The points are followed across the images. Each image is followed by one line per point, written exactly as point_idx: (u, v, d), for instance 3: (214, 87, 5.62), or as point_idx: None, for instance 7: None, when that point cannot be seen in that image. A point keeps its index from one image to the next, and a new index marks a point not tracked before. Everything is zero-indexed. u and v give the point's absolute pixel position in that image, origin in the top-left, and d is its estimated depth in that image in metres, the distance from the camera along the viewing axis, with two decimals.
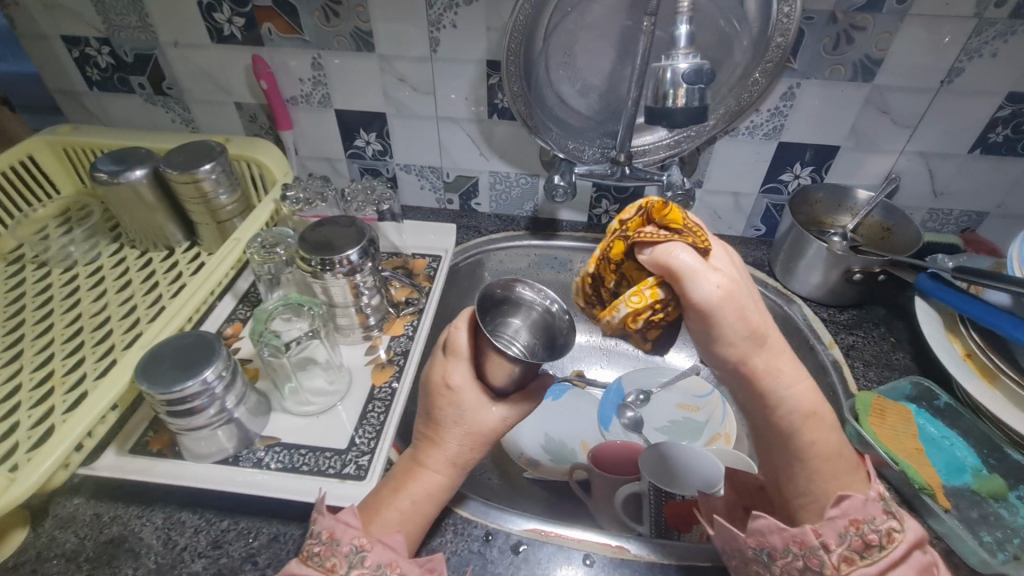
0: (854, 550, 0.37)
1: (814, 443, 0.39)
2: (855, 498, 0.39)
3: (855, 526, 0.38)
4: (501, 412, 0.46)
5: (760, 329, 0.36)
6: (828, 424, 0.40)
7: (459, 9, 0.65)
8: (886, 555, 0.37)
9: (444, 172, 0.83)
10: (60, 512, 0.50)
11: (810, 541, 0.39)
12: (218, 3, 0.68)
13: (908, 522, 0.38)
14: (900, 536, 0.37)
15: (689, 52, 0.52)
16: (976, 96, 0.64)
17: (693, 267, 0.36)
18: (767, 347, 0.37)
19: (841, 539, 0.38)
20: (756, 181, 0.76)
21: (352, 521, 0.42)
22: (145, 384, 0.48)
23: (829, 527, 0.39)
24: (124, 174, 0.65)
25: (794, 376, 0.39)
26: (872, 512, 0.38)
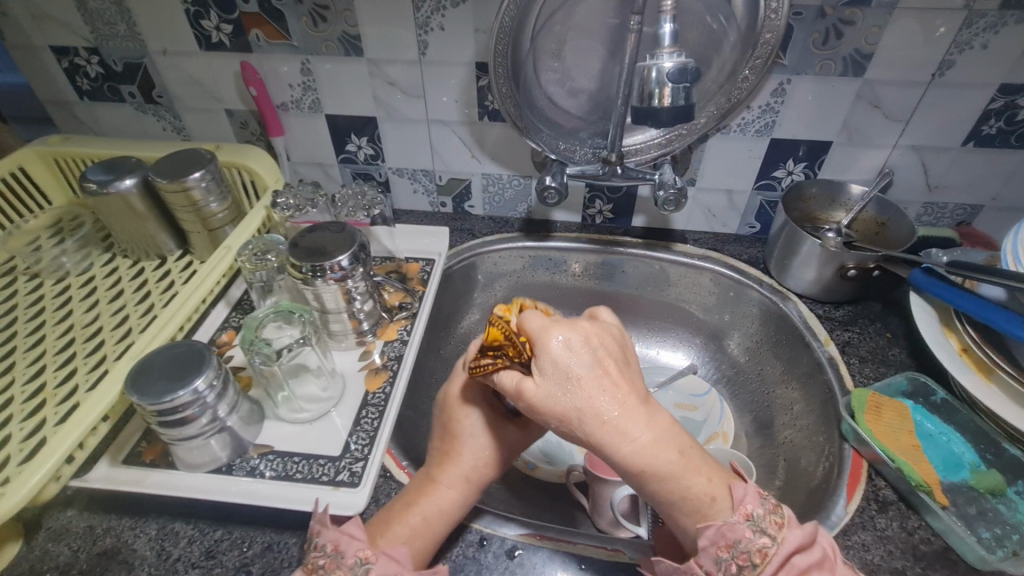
0: (733, 574, 0.39)
1: (659, 490, 0.41)
2: (714, 526, 0.40)
3: (726, 551, 0.40)
4: (513, 430, 0.52)
5: (563, 414, 0.39)
6: (670, 467, 0.40)
7: (447, 11, 0.65)
8: (761, 573, 0.38)
9: (436, 175, 0.82)
10: (53, 525, 0.50)
11: (695, 573, 0.41)
12: (205, 10, 0.68)
13: (786, 533, 0.39)
14: (772, 552, 0.39)
15: (672, 51, 0.52)
16: (968, 88, 0.63)
17: (509, 386, 0.42)
18: (589, 421, 0.39)
19: (718, 565, 0.40)
20: (749, 178, 0.75)
21: (356, 533, 0.43)
22: (135, 395, 0.47)
23: (705, 556, 0.40)
24: (113, 184, 0.65)
25: (617, 435, 0.39)
26: (739, 533, 0.40)
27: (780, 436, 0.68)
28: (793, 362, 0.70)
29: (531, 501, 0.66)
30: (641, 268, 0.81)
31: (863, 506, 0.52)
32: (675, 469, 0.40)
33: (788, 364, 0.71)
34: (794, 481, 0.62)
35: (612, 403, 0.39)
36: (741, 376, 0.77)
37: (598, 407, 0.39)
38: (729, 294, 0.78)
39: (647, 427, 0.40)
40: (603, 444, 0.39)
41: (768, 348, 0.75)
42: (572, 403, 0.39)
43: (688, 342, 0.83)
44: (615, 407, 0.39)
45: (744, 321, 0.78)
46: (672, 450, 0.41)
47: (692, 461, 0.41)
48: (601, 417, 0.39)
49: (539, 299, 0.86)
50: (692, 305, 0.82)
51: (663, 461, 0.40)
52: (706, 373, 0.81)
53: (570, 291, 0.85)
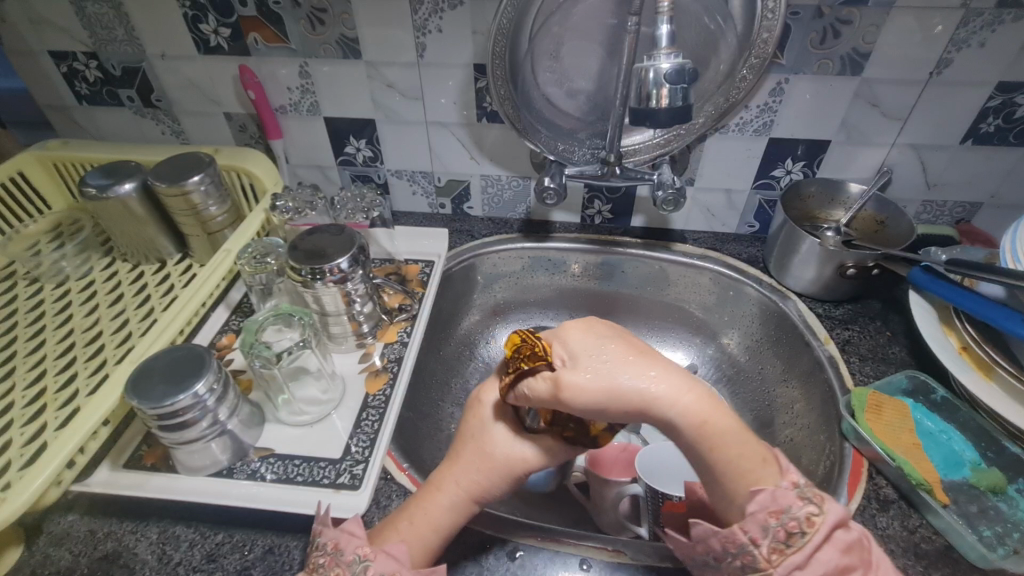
0: (780, 541, 0.38)
1: (717, 448, 0.39)
2: (766, 490, 0.38)
3: (775, 518, 0.38)
4: (530, 447, 0.46)
5: (609, 384, 0.39)
6: (725, 428, 0.39)
7: (445, 13, 0.65)
8: (808, 541, 0.37)
9: (435, 177, 0.82)
10: (54, 529, 0.50)
11: (738, 539, 0.39)
12: (204, 14, 0.68)
13: (828, 505, 0.38)
14: (820, 520, 0.37)
15: (670, 52, 0.52)
16: (965, 87, 0.63)
17: (546, 389, 0.41)
18: (634, 388, 0.39)
19: (765, 533, 0.38)
20: (748, 177, 0.75)
21: (356, 531, 0.44)
22: (135, 399, 0.47)
23: (751, 522, 0.38)
24: (112, 188, 0.65)
25: (667, 389, 0.39)
26: (790, 499, 0.38)
27: (781, 435, 0.68)
28: (793, 361, 0.70)
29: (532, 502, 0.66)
30: (640, 268, 0.81)
31: (864, 504, 0.52)
32: (731, 422, 0.40)
33: (788, 363, 0.71)
34: None
35: (648, 362, 0.41)
36: (741, 375, 0.77)
37: (640, 372, 0.40)
38: (729, 294, 0.78)
39: (693, 385, 0.40)
40: (657, 403, 0.39)
41: (768, 348, 0.75)
42: (610, 372, 0.40)
43: (688, 342, 0.83)
44: (651, 366, 0.40)
45: (744, 320, 0.78)
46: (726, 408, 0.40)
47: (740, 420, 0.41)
48: (646, 374, 0.40)
49: (539, 299, 0.86)
50: (692, 305, 0.82)
51: (721, 419, 0.39)
52: (707, 372, 0.81)
53: (570, 292, 0.85)
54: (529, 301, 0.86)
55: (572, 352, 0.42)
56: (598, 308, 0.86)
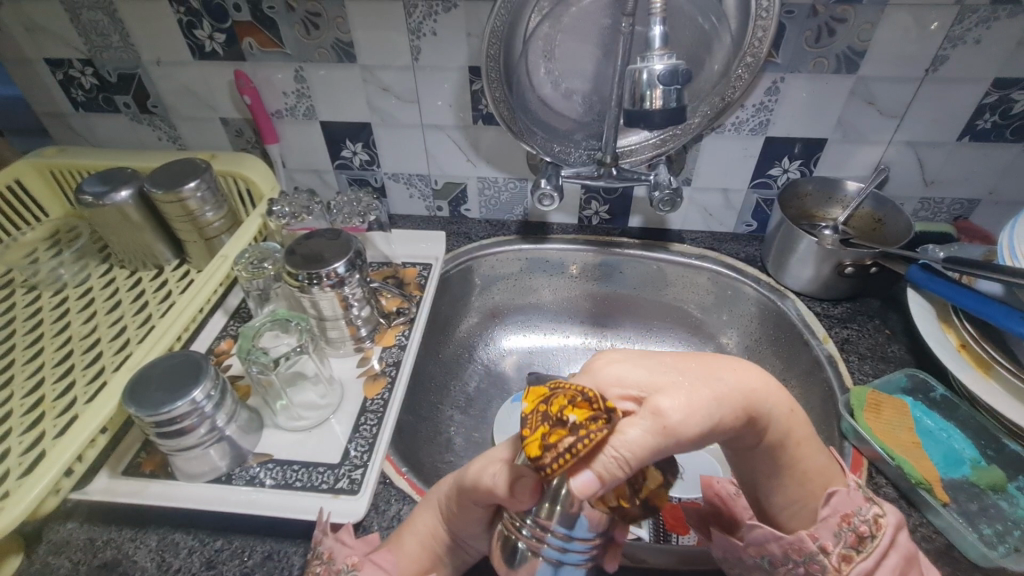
0: (850, 547, 0.39)
1: (799, 444, 0.38)
2: (841, 493, 0.40)
3: (847, 523, 0.40)
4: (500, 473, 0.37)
5: (710, 394, 0.33)
6: (804, 425, 0.39)
7: (439, 16, 0.65)
8: (878, 544, 0.39)
9: (432, 179, 0.82)
10: (53, 537, 0.50)
11: (808, 547, 0.39)
12: (198, 20, 0.68)
13: (886, 509, 0.42)
14: (885, 522, 0.40)
15: (664, 52, 0.52)
16: (961, 83, 0.63)
17: (649, 433, 0.30)
18: (732, 384, 0.34)
19: (837, 539, 0.39)
20: (745, 176, 0.75)
21: (347, 540, 0.46)
22: (133, 407, 0.47)
23: (823, 528, 0.40)
24: (108, 195, 0.65)
25: (751, 383, 0.35)
26: (858, 504, 0.40)
27: None
28: (793, 360, 0.70)
29: None
30: (638, 268, 0.81)
31: None
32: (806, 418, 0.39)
33: (787, 362, 0.71)
34: None
35: (721, 361, 0.36)
36: None
37: (726, 370, 0.35)
38: (727, 293, 0.78)
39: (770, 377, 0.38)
40: (757, 399, 0.35)
41: (767, 347, 0.75)
42: (699, 379, 0.33)
43: (687, 342, 0.83)
44: (725, 365, 0.36)
45: (743, 319, 0.78)
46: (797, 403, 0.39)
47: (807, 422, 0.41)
48: (735, 371, 0.35)
49: (537, 301, 0.86)
50: (690, 305, 0.82)
51: (800, 415, 0.38)
52: None
53: (569, 293, 0.85)
54: (527, 303, 0.86)
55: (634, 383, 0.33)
56: (597, 309, 0.86)
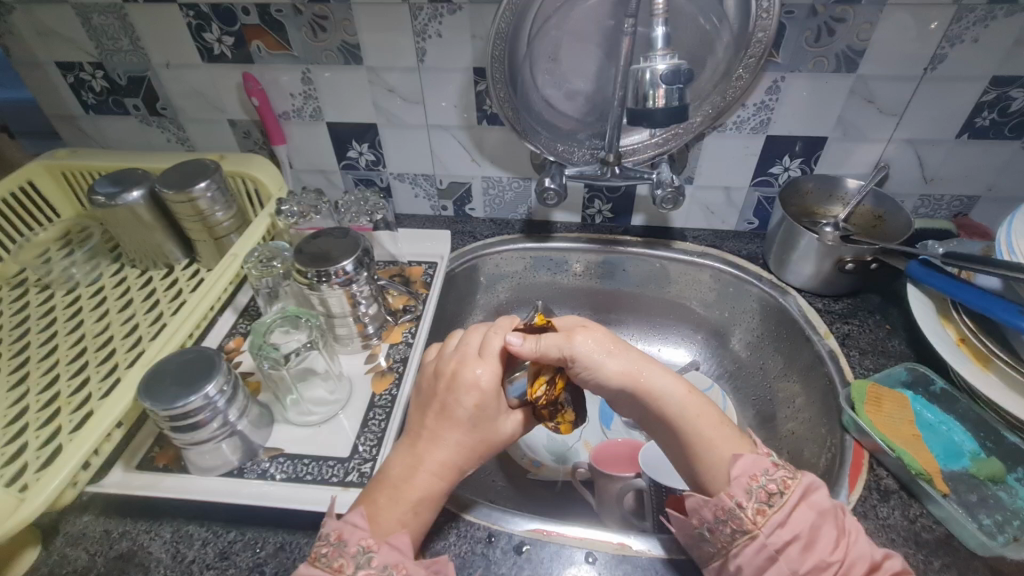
0: (762, 502, 0.42)
1: (699, 417, 0.46)
2: (748, 457, 0.44)
3: (756, 481, 0.43)
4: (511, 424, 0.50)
5: (607, 347, 0.48)
6: (702, 402, 0.48)
7: (444, 18, 0.66)
8: (787, 500, 0.42)
9: (437, 179, 0.83)
10: (70, 530, 0.51)
11: (727, 505, 0.43)
12: (207, 24, 0.70)
13: (801, 475, 0.43)
14: (793, 482, 0.43)
15: (666, 53, 0.53)
16: (960, 82, 0.64)
17: (558, 341, 0.48)
18: (628, 358, 0.49)
19: (750, 496, 0.43)
20: (746, 174, 0.76)
21: (358, 522, 0.43)
22: (148, 401, 0.49)
23: (737, 487, 0.43)
24: (120, 195, 0.66)
25: (651, 362, 0.49)
26: (766, 464, 0.44)
27: (783, 429, 0.69)
28: (794, 356, 0.71)
29: (537, 501, 0.67)
30: (641, 266, 0.82)
31: (865, 495, 0.53)
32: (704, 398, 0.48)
33: (789, 358, 0.71)
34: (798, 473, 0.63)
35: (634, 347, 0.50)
36: (743, 371, 0.78)
37: (629, 348, 0.49)
38: (729, 290, 0.79)
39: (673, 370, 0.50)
40: (645, 372, 0.48)
41: (768, 342, 0.75)
42: (613, 341, 0.49)
43: (690, 339, 0.84)
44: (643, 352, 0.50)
45: (745, 316, 0.78)
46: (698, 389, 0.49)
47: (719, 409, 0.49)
48: (643, 356, 0.49)
49: (542, 299, 0.87)
50: (693, 302, 0.83)
51: (698, 396, 0.48)
52: (709, 369, 0.82)
53: (572, 290, 0.86)
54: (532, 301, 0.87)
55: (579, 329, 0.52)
56: (600, 307, 0.87)
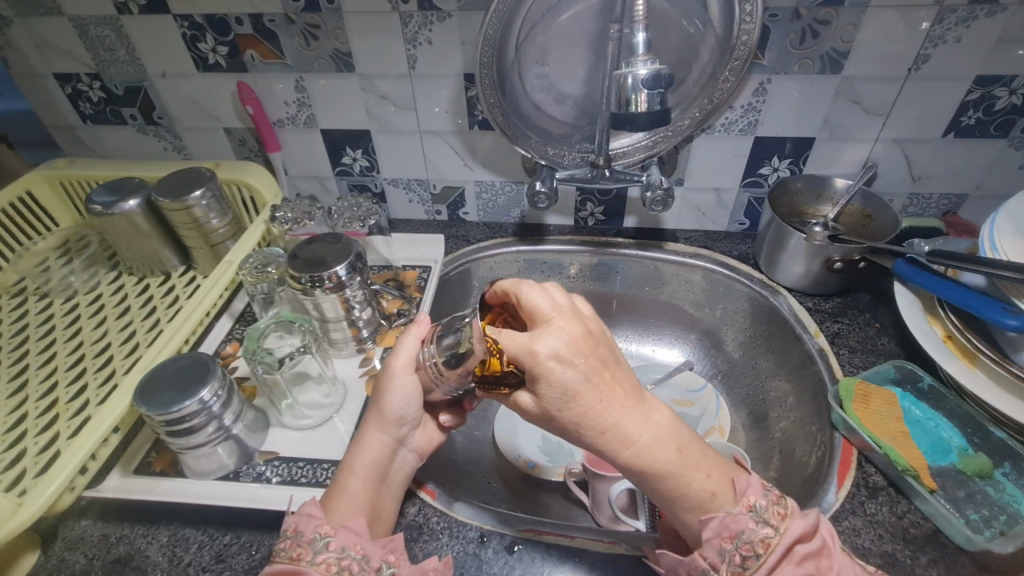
0: (737, 564, 0.39)
1: (665, 487, 0.40)
2: (718, 517, 0.40)
3: (729, 542, 0.39)
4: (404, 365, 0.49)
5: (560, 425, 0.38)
6: (669, 467, 0.39)
7: (434, 25, 0.67)
8: (764, 562, 0.38)
9: (430, 184, 0.84)
10: (68, 534, 0.52)
11: (699, 566, 0.41)
12: (201, 34, 0.71)
13: (788, 524, 0.40)
14: (775, 541, 0.39)
15: (647, 58, 0.54)
16: (944, 82, 0.65)
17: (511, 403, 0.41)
18: (597, 432, 0.38)
19: (722, 557, 0.40)
20: (736, 175, 0.77)
21: (314, 512, 0.44)
22: (144, 406, 0.49)
23: (709, 548, 0.40)
24: (117, 204, 0.67)
25: (624, 434, 0.38)
26: (743, 524, 0.40)
27: (775, 428, 0.69)
28: (785, 355, 0.71)
29: (532, 502, 0.68)
30: (634, 267, 0.83)
31: (853, 492, 0.53)
32: (676, 460, 0.40)
33: (780, 357, 0.72)
34: (789, 471, 0.63)
35: (613, 408, 0.38)
36: (736, 371, 0.79)
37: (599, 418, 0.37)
38: (720, 290, 0.80)
39: (649, 428, 0.39)
40: (608, 446, 0.38)
41: (760, 342, 0.76)
42: (575, 416, 0.37)
43: (683, 340, 0.85)
44: (620, 408, 0.38)
45: (737, 315, 0.79)
46: (672, 447, 0.40)
47: (688, 458, 0.40)
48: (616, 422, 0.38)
49: None
50: (686, 303, 0.83)
51: (665, 459, 0.39)
52: (703, 369, 0.82)
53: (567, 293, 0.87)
54: None
55: (550, 392, 0.37)
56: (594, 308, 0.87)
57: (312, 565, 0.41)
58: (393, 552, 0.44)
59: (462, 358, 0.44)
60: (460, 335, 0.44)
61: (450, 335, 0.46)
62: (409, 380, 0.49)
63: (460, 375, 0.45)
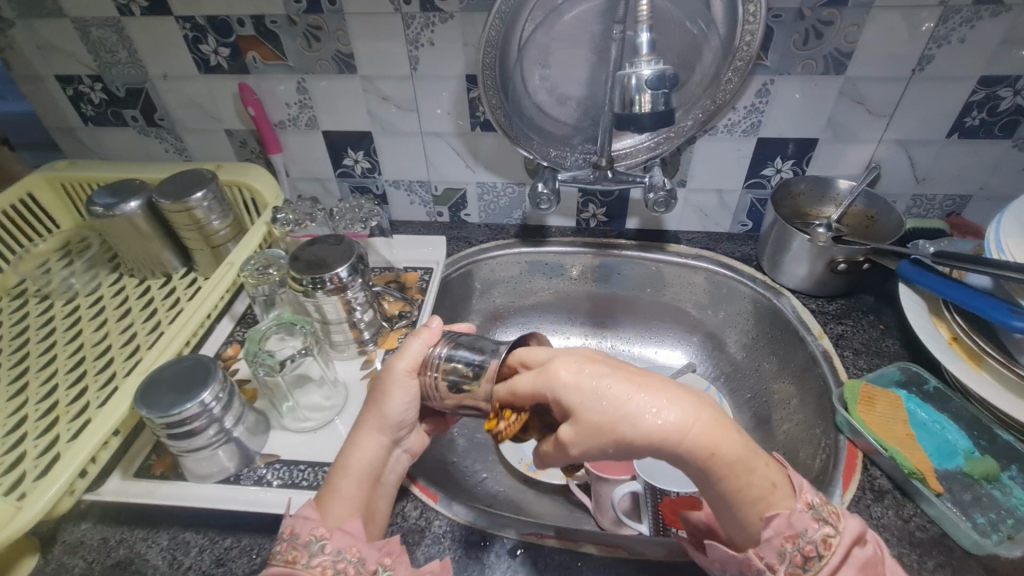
0: (797, 565, 0.38)
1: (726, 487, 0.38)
2: (782, 515, 0.38)
3: (791, 542, 0.38)
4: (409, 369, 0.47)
5: (613, 425, 0.36)
6: (735, 461, 0.37)
7: (436, 27, 0.67)
8: (826, 562, 0.37)
9: (432, 186, 0.84)
10: (68, 538, 0.52)
11: (755, 564, 0.39)
12: (203, 35, 0.71)
13: (844, 523, 0.39)
14: (836, 541, 0.38)
15: (651, 58, 0.53)
16: (947, 82, 0.65)
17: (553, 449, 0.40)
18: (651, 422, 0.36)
19: (782, 557, 0.38)
20: (738, 177, 0.77)
21: (310, 514, 0.44)
22: (144, 409, 0.49)
23: (767, 547, 0.38)
24: (118, 206, 0.67)
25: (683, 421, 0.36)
26: (805, 522, 0.38)
27: (778, 431, 0.69)
28: (789, 356, 0.71)
29: (535, 506, 0.67)
30: (636, 269, 0.82)
31: (858, 495, 0.53)
32: (742, 450, 0.37)
33: (784, 359, 0.72)
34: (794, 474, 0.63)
35: (656, 391, 0.37)
36: (739, 373, 0.78)
37: (649, 407, 0.36)
38: (723, 292, 0.79)
39: (709, 415, 0.37)
40: (668, 437, 0.35)
41: (764, 344, 0.76)
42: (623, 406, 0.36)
43: (686, 342, 0.84)
44: (669, 393, 0.37)
45: (740, 317, 0.79)
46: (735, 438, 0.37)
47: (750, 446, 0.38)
48: (668, 404, 0.36)
49: (539, 304, 0.88)
50: (688, 305, 0.83)
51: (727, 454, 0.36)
52: (705, 371, 0.82)
53: (569, 294, 0.86)
54: (527, 307, 0.88)
55: (588, 385, 0.37)
56: (596, 310, 0.87)
57: (308, 569, 0.40)
58: (389, 555, 0.43)
59: (462, 387, 0.45)
60: (474, 360, 0.45)
61: (465, 360, 0.46)
62: (408, 383, 0.47)
63: (460, 399, 0.46)
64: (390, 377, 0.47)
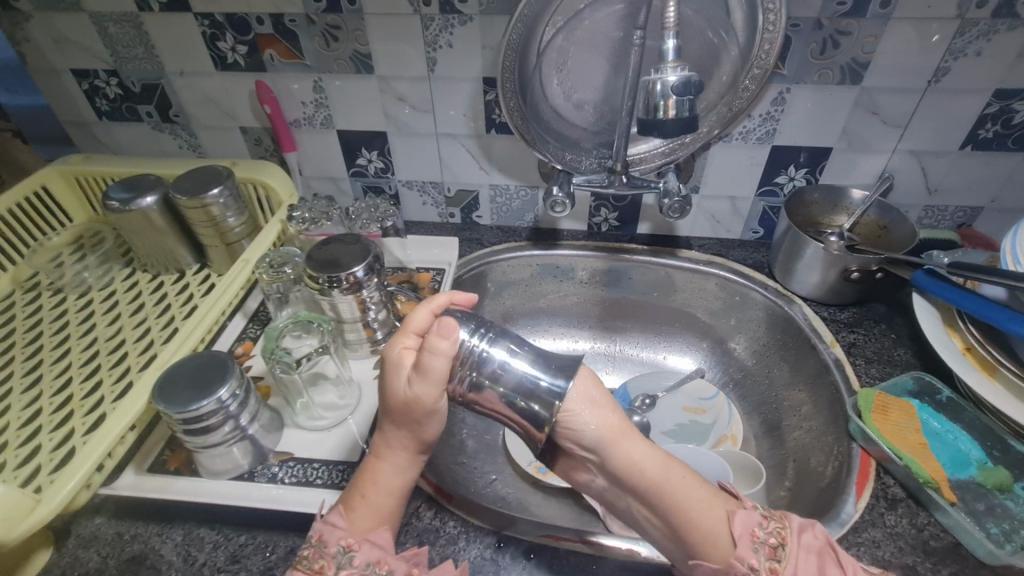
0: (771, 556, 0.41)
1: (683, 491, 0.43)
2: (739, 514, 0.43)
3: (758, 534, 0.42)
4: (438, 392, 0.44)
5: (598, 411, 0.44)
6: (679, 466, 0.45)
7: (455, 29, 0.67)
8: (790, 552, 0.41)
9: (445, 187, 0.84)
10: (81, 532, 0.52)
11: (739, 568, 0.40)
12: (222, 33, 0.71)
13: (789, 519, 0.43)
14: (788, 532, 0.42)
15: (677, 64, 0.54)
16: (962, 95, 0.65)
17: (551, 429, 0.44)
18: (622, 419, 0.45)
19: (757, 551, 0.41)
20: (752, 184, 0.77)
21: (337, 521, 0.44)
22: (161, 404, 0.49)
23: (744, 546, 0.41)
24: (134, 201, 0.67)
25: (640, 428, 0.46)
26: (758, 517, 0.43)
27: (789, 438, 0.69)
28: (800, 364, 0.71)
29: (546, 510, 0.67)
30: (646, 274, 0.82)
31: (872, 503, 0.53)
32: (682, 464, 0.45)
33: (795, 367, 0.72)
34: (805, 481, 0.63)
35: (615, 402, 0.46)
36: (749, 379, 0.79)
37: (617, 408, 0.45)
38: (734, 299, 0.79)
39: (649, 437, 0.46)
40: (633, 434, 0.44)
41: (775, 351, 0.76)
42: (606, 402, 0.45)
43: (696, 347, 0.85)
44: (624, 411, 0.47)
45: (751, 324, 0.79)
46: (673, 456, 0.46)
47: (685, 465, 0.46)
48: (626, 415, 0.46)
49: (548, 306, 0.88)
50: (699, 310, 0.83)
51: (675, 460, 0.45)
52: (715, 376, 0.82)
53: (579, 297, 0.87)
54: (537, 309, 0.88)
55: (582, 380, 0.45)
56: (606, 314, 0.87)
57: None
58: (418, 566, 0.44)
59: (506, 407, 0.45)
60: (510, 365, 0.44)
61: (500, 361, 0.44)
62: (437, 404, 0.45)
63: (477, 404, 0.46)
64: (418, 407, 0.44)
